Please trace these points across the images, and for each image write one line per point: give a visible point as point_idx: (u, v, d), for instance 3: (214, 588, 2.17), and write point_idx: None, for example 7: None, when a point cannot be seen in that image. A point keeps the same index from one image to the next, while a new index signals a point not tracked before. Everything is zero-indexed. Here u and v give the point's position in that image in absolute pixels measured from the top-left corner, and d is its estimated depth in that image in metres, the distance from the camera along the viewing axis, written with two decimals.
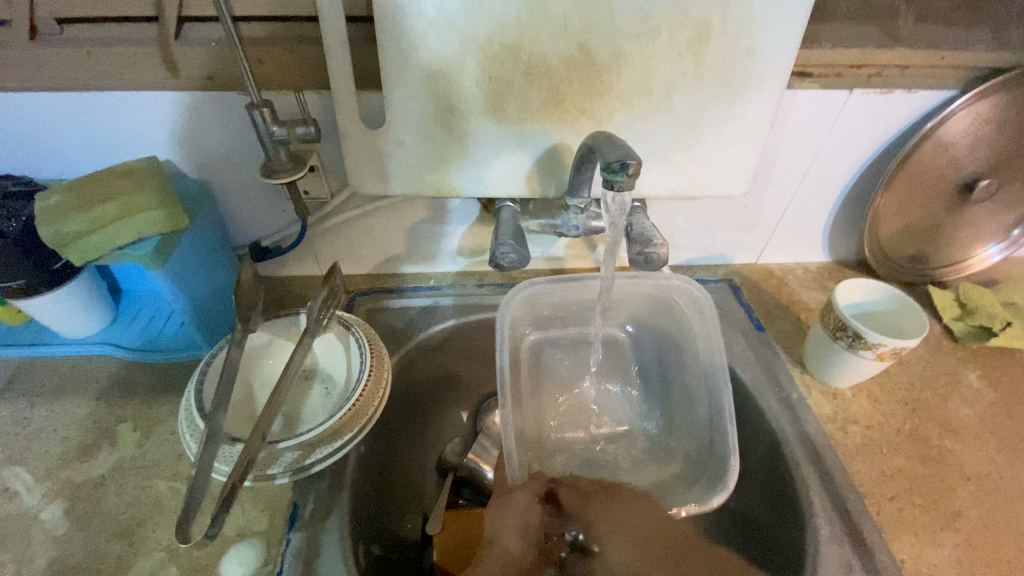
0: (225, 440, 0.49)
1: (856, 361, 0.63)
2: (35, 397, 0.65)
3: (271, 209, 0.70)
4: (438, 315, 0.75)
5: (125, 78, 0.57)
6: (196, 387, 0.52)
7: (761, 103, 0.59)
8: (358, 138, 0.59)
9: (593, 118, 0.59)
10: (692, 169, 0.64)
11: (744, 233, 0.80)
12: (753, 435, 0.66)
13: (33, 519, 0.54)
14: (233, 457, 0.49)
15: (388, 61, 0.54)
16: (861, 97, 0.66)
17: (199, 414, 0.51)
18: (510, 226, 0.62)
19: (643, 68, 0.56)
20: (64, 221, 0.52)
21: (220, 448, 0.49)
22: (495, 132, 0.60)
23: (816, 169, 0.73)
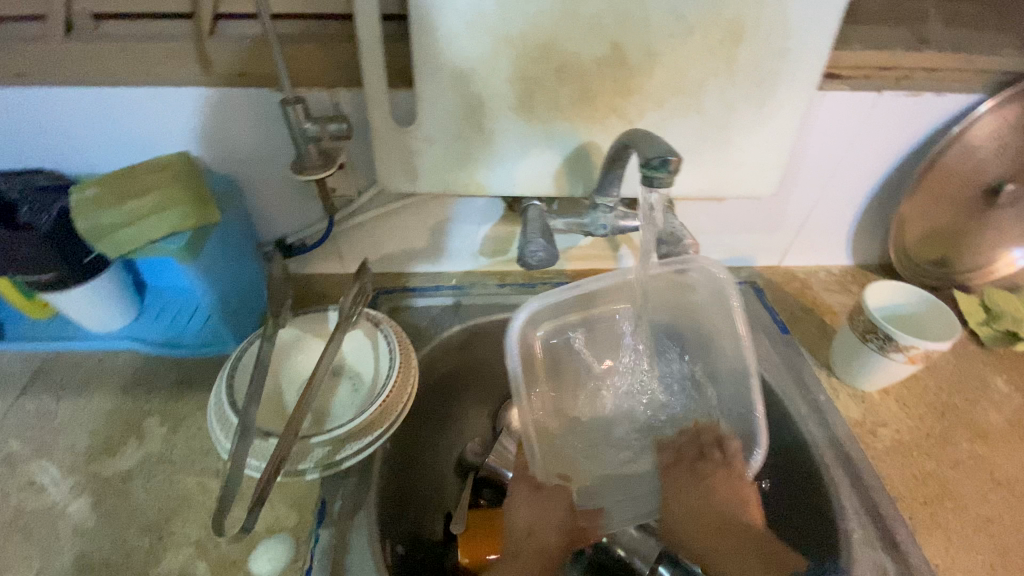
0: (257, 435, 0.49)
1: (885, 363, 0.63)
2: (61, 391, 0.65)
3: (298, 205, 0.70)
4: (461, 314, 0.75)
5: (160, 74, 0.58)
6: (227, 381, 0.52)
7: (791, 105, 0.59)
8: (388, 135, 0.59)
9: (623, 117, 0.59)
10: (720, 169, 0.63)
11: (768, 235, 0.80)
12: (780, 438, 0.66)
13: (61, 512, 0.54)
14: (266, 452, 0.49)
15: (422, 59, 0.55)
16: (889, 100, 0.66)
17: (231, 409, 0.51)
18: (538, 225, 0.62)
19: (676, 68, 0.56)
20: (102, 214, 0.52)
21: (252, 443, 0.49)
22: (525, 131, 0.60)
23: (842, 172, 0.73)
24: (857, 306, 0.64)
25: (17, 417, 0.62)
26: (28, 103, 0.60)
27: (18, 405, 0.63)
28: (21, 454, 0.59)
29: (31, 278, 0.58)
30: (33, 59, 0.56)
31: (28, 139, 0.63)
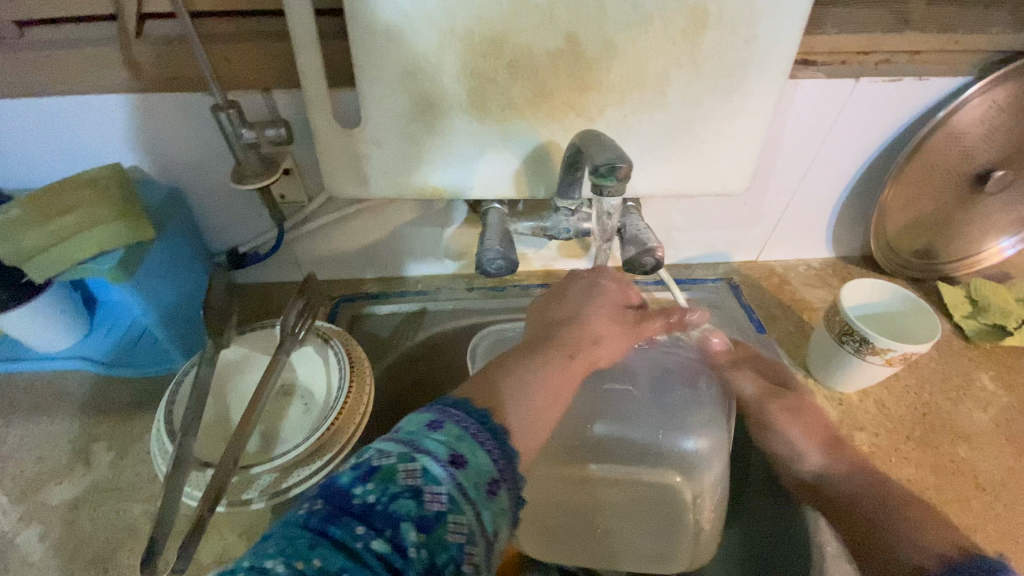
0: (196, 465, 0.47)
1: (862, 365, 0.60)
2: (10, 414, 0.62)
3: (248, 214, 0.66)
4: (426, 321, 0.72)
5: (86, 82, 0.54)
6: (166, 405, 0.50)
7: (762, 97, 0.56)
8: (333, 140, 0.56)
9: (582, 115, 0.55)
10: (689, 165, 0.60)
11: (746, 230, 0.77)
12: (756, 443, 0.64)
13: (5, 545, 0.52)
14: (204, 481, 0.46)
15: (363, 57, 0.51)
16: (867, 86, 0.62)
17: (168, 435, 0.48)
18: (496, 230, 0.59)
19: (636, 61, 0.52)
20: (24, 236, 0.49)
21: (190, 474, 0.46)
22: (480, 131, 0.56)
23: (821, 163, 0.69)
24: (834, 305, 0.61)
25: None
26: None
27: None
28: None
29: None
30: None
31: None
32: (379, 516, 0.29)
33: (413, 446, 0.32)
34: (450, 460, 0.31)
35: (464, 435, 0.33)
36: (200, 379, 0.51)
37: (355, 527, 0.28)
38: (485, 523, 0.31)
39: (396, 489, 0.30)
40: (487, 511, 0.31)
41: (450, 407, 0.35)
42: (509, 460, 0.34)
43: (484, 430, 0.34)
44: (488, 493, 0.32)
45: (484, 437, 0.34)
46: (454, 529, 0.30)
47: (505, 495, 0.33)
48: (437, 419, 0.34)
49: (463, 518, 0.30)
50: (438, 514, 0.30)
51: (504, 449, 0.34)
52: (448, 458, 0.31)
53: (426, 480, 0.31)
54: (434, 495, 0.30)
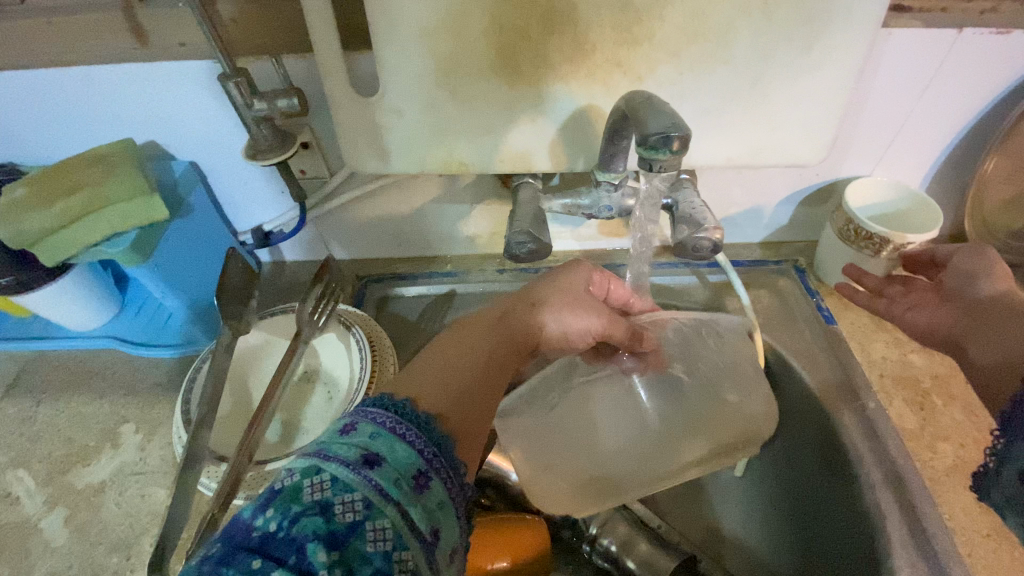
0: (212, 460, 0.45)
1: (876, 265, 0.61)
2: (42, 394, 0.62)
3: (268, 190, 0.63)
4: (454, 305, 0.68)
5: (94, 52, 0.51)
6: (184, 393, 0.48)
7: (847, 48, 0.46)
8: (352, 112, 0.51)
9: (629, 74, 0.48)
10: (753, 133, 0.52)
11: (815, 207, 0.67)
12: (828, 449, 0.57)
13: (32, 527, 0.52)
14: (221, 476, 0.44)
15: (379, 18, 0.45)
16: (981, 33, 0.51)
17: (184, 426, 0.46)
18: (529, 209, 0.53)
19: (696, 6, 0.44)
20: (27, 218, 0.46)
21: (205, 468, 0.45)
22: (511, 97, 0.50)
23: (913, 127, 0.59)
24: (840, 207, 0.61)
25: None
26: None
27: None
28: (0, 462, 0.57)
29: None
30: None
31: None
32: (280, 543, 0.26)
33: (319, 454, 0.29)
34: (361, 461, 0.29)
35: (381, 432, 0.31)
36: (216, 367, 0.48)
37: (252, 561, 0.25)
38: (416, 521, 0.29)
39: (299, 508, 0.27)
40: (416, 508, 0.29)
41: (369, 403, 0.33)
42: (432, 451, 0.32)
43: (402, 423, 0.32)
44: (415, 488, 0.30)
45: (403, 429, 0.32)
46: (375, 539, 0.27)
47: (441, 487, 0.31)
48: (351, 420, 0.32)
49: (386, 521, 0.28)
50: (354, 524, 0.27)
51: (434, 440, 0.33)
52: (360, 460, 0.29)
53: (337, 488, 0.28)
54: (349, 504, 0.28)
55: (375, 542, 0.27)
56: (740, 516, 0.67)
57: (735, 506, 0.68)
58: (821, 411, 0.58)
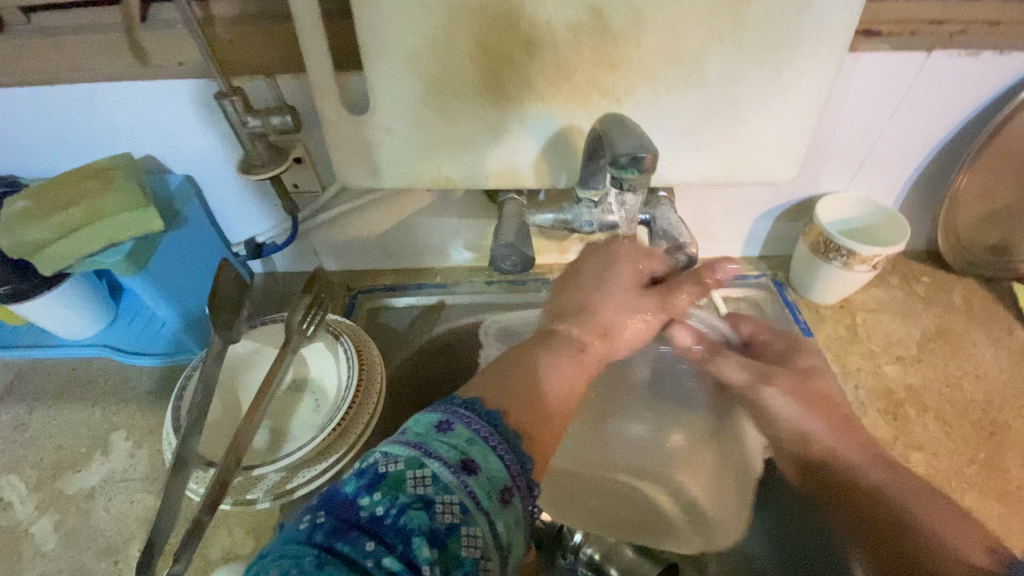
0: (200, 464, 0.46)
1: (847, 276, 0.63)
2: (35, 401, 0.63)
3: (262, 203, 0.65)
4: (443, 316, 0.69)
5: (94, 69, 0.53)
6: (175, 400, 0.50)
7: (814, 73, 0.49)
8: (343, 128, 0.53)
9: (608, 96, 0.50)
10: (728, 152, 0.54)
11: (793, 222, 0.69)
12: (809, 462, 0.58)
13: (23, 532, 0.53)
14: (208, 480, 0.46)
15: (370, 41, 0.48)
16: (943, 58, 0.54)
17: (174, 432, 0.48)
18: (513, 223, 0.55)
19: (670, 33, 0.46)
20: (28, 228, 0.48)
21: (194, 472, 0.46)
22: (495, 116, 0.52)
23: (883, 147, 0.62)
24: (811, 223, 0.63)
25: None
26: None
27: None
28: None
29: None
30: None
31: None
32: (388, 531, 0.28)
33: (421, 450, 0.31)
34: (458, 464, 0.31)
35: (474, 438, 0.33)
36: (206, 374, 0.50)
37: (363, 541, 0.27)
38: (500, 534, 0.30)
39: (405, 498, 0.29)
40: (502, 518, 0.31)
41: (458, 408, 0.35)
42: (517, 466, 0.33)
43: (493, 433, 0.34)
44: (502, 500, 0.31)
45: (495, 440, 0.33)
46: (469, 542, 0.29)
47: (522, 505, 0.32)
48: (447, 420, 0.34)
49: (478, 526, 0.29)
50: (452, 524, 0.29)
51: (517, 455, 0.33)
52: (457, 462, 0.31)
53: (438, 486, 0.30)
54: (449, 505, 0.29)
55: (469, 550, 0.29)
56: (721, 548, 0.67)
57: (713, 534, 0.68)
58: None
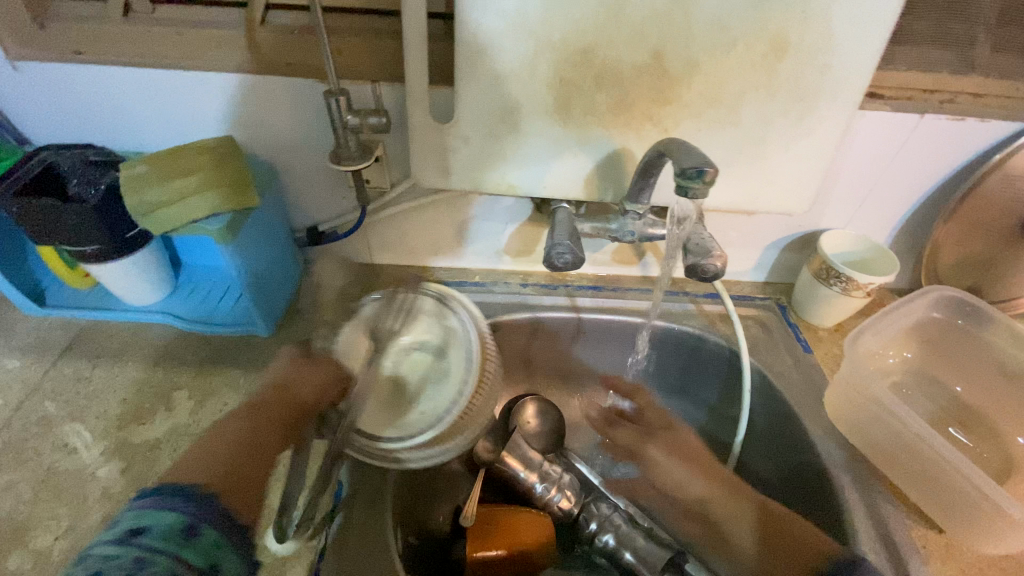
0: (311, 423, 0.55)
1: (841, 300, 0.72)
2: (97, 358, 0.67)
3: (332, 194, 0.72)
4: (483, 311, 0.76)
5: (208, 61, 0.60)
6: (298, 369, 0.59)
7: (830, 123, 0.59)
8: (425, 131, 0.61)
9: (658, 126, 0.59)
10: (754, 182, 0.63)
11: (797, 253, 0.79)
12: (790, 473, 0.67)
13: (89, 475, 0.56)
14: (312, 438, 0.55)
15: (463, 60, 0.56)
16: (932, 123, 0.65)
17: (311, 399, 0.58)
18: (566, 227, 0.62)
19: (716, 79, 0.56)
20: (148, 190, 0.55)
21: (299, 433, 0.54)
22: (560, 134, 0.60)
23: (878, 193, 0.72)
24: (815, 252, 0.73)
25: (55, 380, 0.65)
26: (84, 83, 0.63)
27: (56, 369, 0.66)
28: (56, 416, 0.61)
29: (76, 249, 0.61)
30: (91, 38, 0.60)
31: (84, 115, 0.66)
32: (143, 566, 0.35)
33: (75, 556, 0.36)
34: (126, 534, 0.37)
35: (141, 512, 0.39)
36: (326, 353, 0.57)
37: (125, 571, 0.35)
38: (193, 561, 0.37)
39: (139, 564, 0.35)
40: (191, 549, 0.38)
41: (137, 501, 0.41)
42: (205, 511, 0.41)
43: (168, 497, 0.40)
44: (189, 536, 0.38)
45: (169, 500, 0.40)
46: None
47: (230, 543, 0.40)
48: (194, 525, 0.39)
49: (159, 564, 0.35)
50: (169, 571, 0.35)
51: (201, 505, 0.41)
52: (126, 532, 0.37)
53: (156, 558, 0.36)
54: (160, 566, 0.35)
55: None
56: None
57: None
58: (796, 423, 0.67)
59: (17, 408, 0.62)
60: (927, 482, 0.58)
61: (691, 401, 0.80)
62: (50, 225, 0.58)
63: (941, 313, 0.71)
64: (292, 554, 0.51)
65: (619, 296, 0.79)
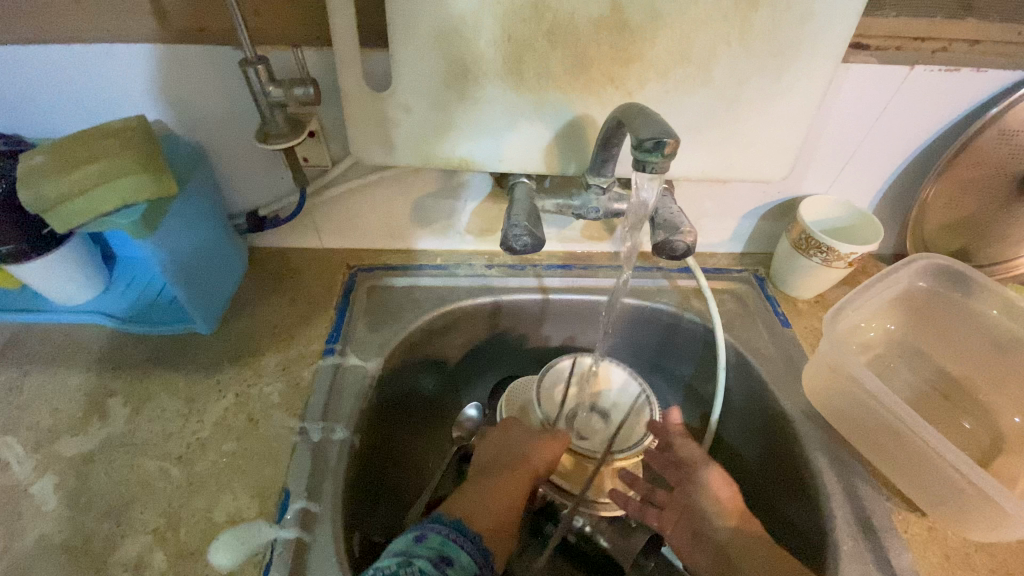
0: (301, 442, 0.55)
1: (821, 270, 0.68)
2: (27, 365, 0.62)
3: (271, 175, 0.66)
4: (444, 295, 0.71)
5: (109, 30, 0.53)
6: (330, 403, 0.59)
7: (812, 80, 0.53)
8: (362, 102, 0.54)
9: (622, 88, 0.53)
10: (729, 149, 0.58)
11: (777, 221, 0.74)
12: (772, 452, 0.64)
13: (17, 494, 0.52)
14: (302, 461, 0.54)
15: (398, 19, 0.49)
16: (921, 75, 0.59)
17: (301, 422, 0.58)
18: (524, 206, 0.57)
19: (684, 34, 0.50)
20: (46, 183, 0.49)
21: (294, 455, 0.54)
22: (513, 101, 0.54)
23: (862, 154, 0.67)
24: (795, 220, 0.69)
25: None
26: None
27: None
28: None
29: None
30: None
31: None
32: None
33: (405, 556, 0.41)
34: (438, 560, 0.42)
35: (447, 541, 0.44)
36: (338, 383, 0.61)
37: None
38: None
39: None
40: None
41: (431, 521, 0.46)
42: (484, 561, 0.45)
43: (461, 535, 0.45)
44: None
45: (462, 540, 0.45)
46: None
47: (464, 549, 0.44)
48: (421, 533, 0.44)
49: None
50: None
51: (480, 549, 0.45)
52: (437, 559, 0.41)
53: None
54: None
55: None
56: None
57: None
58: (773, 403, 0.64)
59: None
60: (908, 463, 0.55)
61: (665, 380, 0.77)
62: None
63: (926, 282, 0.67)
64: (237, 570, 0.48)
65: (590, 274, 0.74)
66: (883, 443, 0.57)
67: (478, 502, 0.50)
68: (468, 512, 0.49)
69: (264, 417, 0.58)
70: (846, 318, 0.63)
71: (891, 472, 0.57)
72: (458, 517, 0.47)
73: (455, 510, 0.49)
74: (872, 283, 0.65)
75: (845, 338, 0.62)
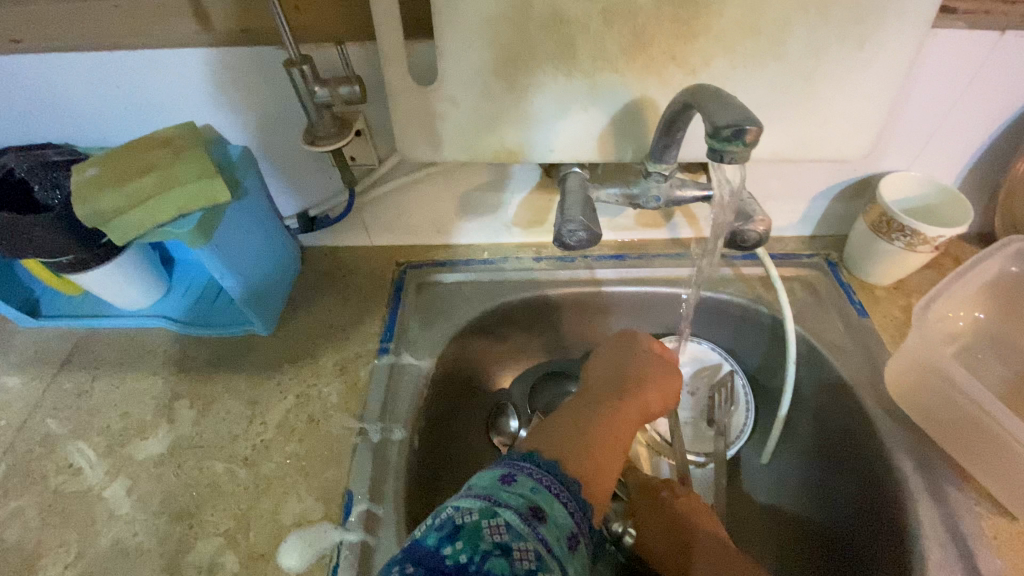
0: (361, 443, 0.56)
1: (902, 255, 0.62)
2: (97, 369, 0.65)
3: (318, 175, 0.65)
4: (494, 290, 0.69)
5: (154, 36, 0.52)
6: (386, 403, 0.59)
7: (900, 45, 0.47)
8: (407, 97, 0.52)
9: (684, 67, 0.49)
10: (802, 128, 0.53)
11: (851, 201, 0.68)
12: (847, 452, 0.60)
13: (96, 497, 0.54)
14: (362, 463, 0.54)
15: (443, 8, 0.46)
16: (1013, 40, 0.53)
17: (360, 423, 0.57)
18: (578, 197, 0.53)
19: (755, 3, 0.45)
20: (102, 196, 0.49)
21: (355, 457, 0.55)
22: (565, 87, 0.51)
23: (948, 127, 0.60)
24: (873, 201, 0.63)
25: (55, 396, 0.63)
26: (28, 74, 0.56)
27: (56, 384, 0.64)
28: (60, 434, 0.59)
29: (51, 260, 0.56)
30: (25, 25, 0.52)
31: (35, 112, 0.59)
32: (474, 575, 0.32)
33: (492, 501, 0.36)
34: (528, 512, 0.36)
35: (538, 488, 0.39)
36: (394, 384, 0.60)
37: None
38: (552, 544, 0.35)
39: (486, 547, 0.33)
40: (571, 564, 0.36)
41: (521, 461, 0.41)
42: (580, 515, 0.39)
43: (556, 483, 0.40)
44: (570, 547, 0.37)
45: (557, 488, 0.39)
46: (523, 557, 0.33)
47: (557, 500, 0.38)
48: (509, 473, 0.39)
49: (552, 571, 0.34)
50: (531, 568, 0.33)
51: (577, 500, 0.40)
52: (528, 509, 0.36)
53: (512, 534, 0.34)
54: (524, 551, 0.33)
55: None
56: (771, 529, 0.64)
57: (760, 513, 0.66)
58: (849, 399, 0.60)
59: (19, 428, 0.60)
60: (1006, 467, 0.50)
61: None
62: (17, 239, 0.53)
63: (1019, 266, 0.60)
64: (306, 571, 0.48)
65: (645, 264, 0.71)
66: (976, 445, 0.52)
67: (577, 439, 0.46)
68: (566, 453, 0.44)
69: (323, 418, 0.58)
70: (933, 307, 0.58)
71: (985, 475, 0.52)
72: (555, 460, 0.42)
73: (551, 449, 0.44)
74: (964, 269, 0.59)
75: (933, 329, 0.57)
